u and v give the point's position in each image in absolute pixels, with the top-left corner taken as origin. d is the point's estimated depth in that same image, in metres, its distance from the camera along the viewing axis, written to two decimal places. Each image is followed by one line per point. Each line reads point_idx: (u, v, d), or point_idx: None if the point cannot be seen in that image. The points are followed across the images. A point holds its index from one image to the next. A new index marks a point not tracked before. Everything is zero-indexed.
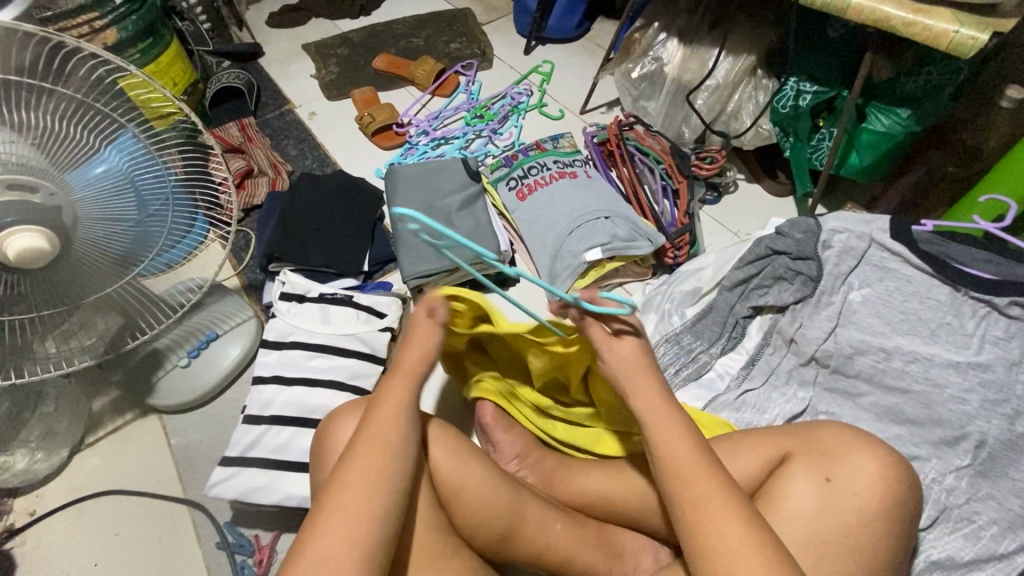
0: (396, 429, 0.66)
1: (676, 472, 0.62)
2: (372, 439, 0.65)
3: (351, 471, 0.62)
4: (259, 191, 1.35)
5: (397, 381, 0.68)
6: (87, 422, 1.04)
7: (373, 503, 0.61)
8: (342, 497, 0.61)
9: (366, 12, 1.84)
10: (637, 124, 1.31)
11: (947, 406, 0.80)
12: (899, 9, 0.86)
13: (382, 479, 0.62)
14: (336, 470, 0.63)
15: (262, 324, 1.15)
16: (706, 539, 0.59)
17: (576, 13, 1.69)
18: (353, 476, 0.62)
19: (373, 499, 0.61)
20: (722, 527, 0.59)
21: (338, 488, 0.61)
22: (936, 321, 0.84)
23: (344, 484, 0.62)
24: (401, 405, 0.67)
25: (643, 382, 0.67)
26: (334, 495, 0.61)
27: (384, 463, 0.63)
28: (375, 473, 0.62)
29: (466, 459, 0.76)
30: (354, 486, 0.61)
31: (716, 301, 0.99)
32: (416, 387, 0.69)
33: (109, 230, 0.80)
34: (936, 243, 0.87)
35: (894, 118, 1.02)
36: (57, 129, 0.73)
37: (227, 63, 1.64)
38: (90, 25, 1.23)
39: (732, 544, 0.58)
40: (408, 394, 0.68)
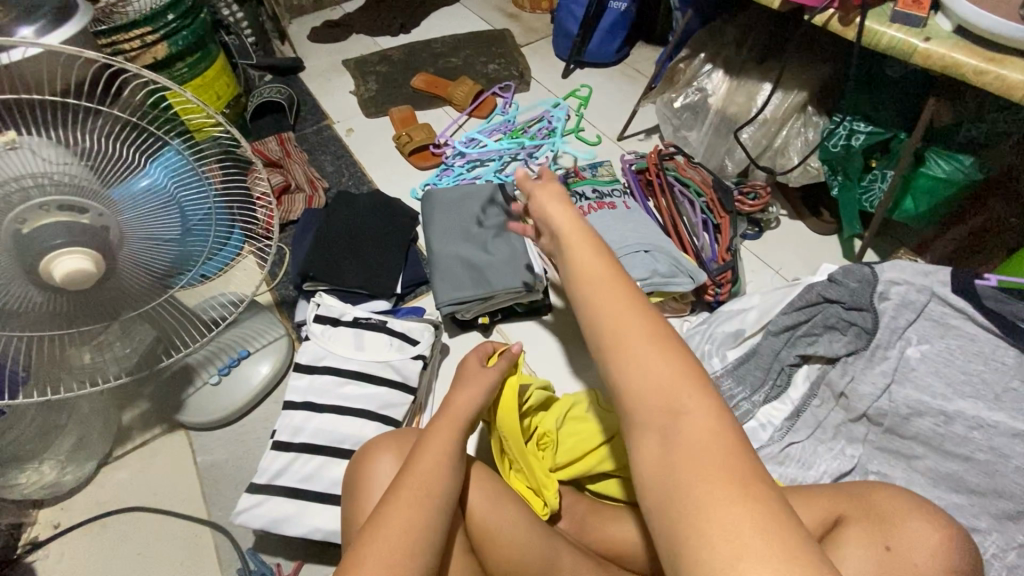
0: (443, 471, 0.65)
1: (639, 394, 0.53)
2: (419, 476, 0.64)
3: (396, 511, 0.60)
4: (295, 207, 1.35)
5: (444, 429, 0.69)
6: (115, 434, 1.04)
7: (421, 548, 0.59)
8: (386, 540, 0.58)
9: (406, 29, 1.85)
10: (678, 155, 1.28)
11: (1013, 478, 0.75)
12: (971, 56, 0.83)
13: (426, 525, 0.60)
14: (377, 513, 0.61)
15: (293, 343, 1.14)
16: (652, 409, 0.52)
17: (616, 38, 1.67)
18: (397, 518, 0.60)
19: (417, 546, 0.59)
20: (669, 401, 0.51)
21: (379, 534, 0.58)
22: (1001, 386, 0.79)
23: (387, 524, 0.59)
24: (448, 447, 0.68)
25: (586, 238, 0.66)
26: (375, 542, 0.58)
27: (432, 506, 0.62)
28: (419, 514, 0.60)
29: (499, 508, 0.75)
30: (397, 527, 0.59)
31: (760, 346, 0.95)
32: (460, 433, 0.71)
33: (152, 248, 0.80)
34: (1003, 301, 0.81)
35: (956, 165, 0.97)
36: (106, 150, 0.73)
37: (269, 77, 1.67)
38: (142, 39, 1.25)
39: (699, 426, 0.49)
40: (454, 439, 0.69)
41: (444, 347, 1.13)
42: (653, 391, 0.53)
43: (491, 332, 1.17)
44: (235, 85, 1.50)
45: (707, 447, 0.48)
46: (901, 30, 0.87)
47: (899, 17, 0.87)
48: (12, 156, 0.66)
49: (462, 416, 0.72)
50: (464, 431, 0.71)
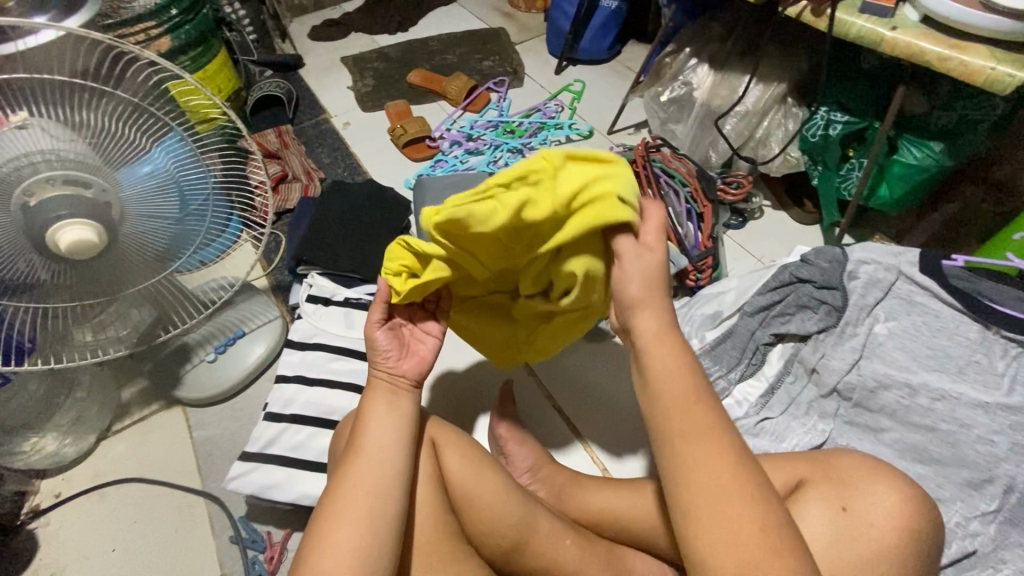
0: (394, 429, 0.70)
1: (683, 458, 0.57)
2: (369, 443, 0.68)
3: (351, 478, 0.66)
4: (292, 196, 1.39)
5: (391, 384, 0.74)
6: (115, 410, 1.08)
7: (380, 506, 0.64)
8: (347, 502, 0.64)
9: (403, 28, 1.90)
10: (664, 146, 1.32)
11: (975, 447, 0.79)
12: (935, 44, 0.87)
13: (385, 477, 0.66)
14: (340, 474, 0.67)
15: (287, 324, 1.17)
16: (681, 445, 0.58)
17: (608, 35, 1.71)
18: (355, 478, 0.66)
19: (378, 496, 0.65)
20: (700, 463, 0.56)
21: (343, 492, 0.65)
22: (965, 360, 0.83)
23: (348, 491, 0.65)
24: (395, 404, 0.72)
25: (650, 300, 0.63)
26: (340, 500, 0.64)
27: (383, 464, 0.67)
28: (376, 471, 0.66)
29: (473, 460, 0.78)
30: (356, 486, 0.65)
31: (737, 326, 0.97)
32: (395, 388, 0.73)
33: (150, 227, 0.84)
34: (966, 278, 0.85)
35: (926, 152, 1.01)
36: (112, 130, 0.76)
37: (270, 73, 1.72)
38: (146, 33, 1.30)
39: (707, 471, 0.56)
40: (388, 400, 0.72)
41: None
42: (694, 456, 0.57)
43: None
44: (235, 79, 1.54)
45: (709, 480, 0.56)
46: (869, 20, 0.91)
47: (868, 8, 0.92)
48: (23, 133, 0.69)
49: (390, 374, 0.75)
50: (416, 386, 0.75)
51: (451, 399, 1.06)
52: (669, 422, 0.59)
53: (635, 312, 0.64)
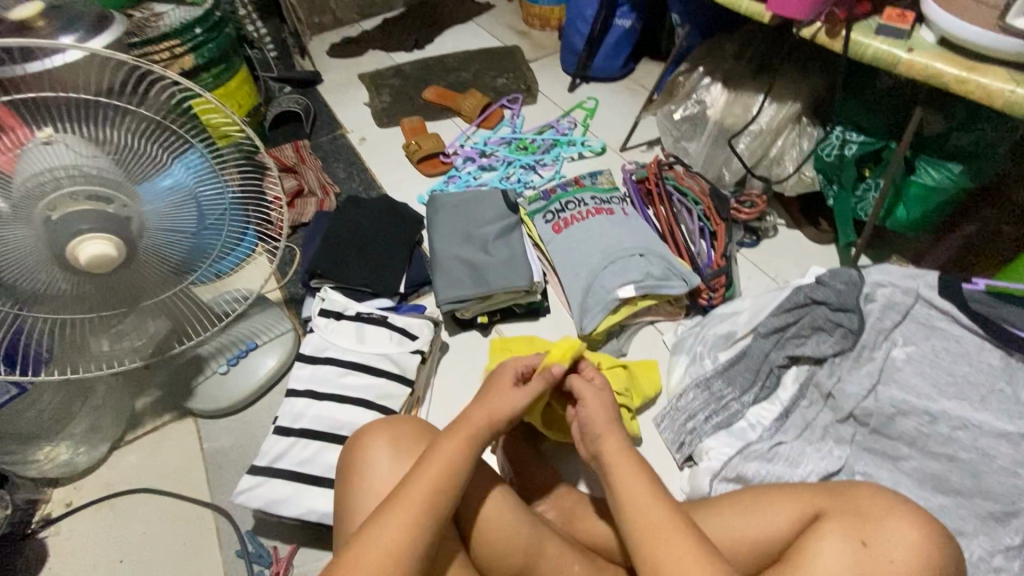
0: (439, 494, 0.66)
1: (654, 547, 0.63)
2: (416, 487, 0.65)
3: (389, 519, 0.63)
4: (307, 210, 1.41)
5: (453, 442, 0.69)
6: (128, 420, 1.09)
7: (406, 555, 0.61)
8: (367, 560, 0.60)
9: (419, 45, 1.93)
10: (677, 164, 1.32)
11: (997, 478, 0.77)
12: (952, 67, 0.86)
13: (414, 543, 0.62)
14: (370, 522, 0.63)
15: (299, 337, 1.18)
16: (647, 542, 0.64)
17: (621, 54, 1.72)
18: (385, 533, 0.62)
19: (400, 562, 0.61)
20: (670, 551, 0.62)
21: (367, 546, 0.61)
22: (988, 387, 0.82)
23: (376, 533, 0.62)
24: (449, 467, 0.67)
25: (608, 427, 0.75)
26: (362, 553, 0.60)
27: (421, 528, 0.63)
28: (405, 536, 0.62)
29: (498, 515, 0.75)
30: (383, 545, 0.61)
31: (750, 348, 0.97)
32: (472, 443, 0.71)
33: (170, 241, 0.85)
34: (988, 303, 0.84)
35: (945, 173, 0.99)
36: (135, 146, 0.78)
37: (288, 89, 1.75)
38: (170, 51, 1.34)
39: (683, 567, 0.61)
40: (443, 461, 0.68)
41: (443, 344, 1.17)
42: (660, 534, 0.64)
43: (490, 331, 1.19)
44: (255, 95, 1.58)
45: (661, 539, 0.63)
46: (884, 42, 0.91)
47: (884, 29, 0.91)
48: (47, 150, 0.71)
49: (481, 424, 0.73)
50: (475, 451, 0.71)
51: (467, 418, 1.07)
52: (628, 522, 0.66)
53: (600, 437, 0.74)
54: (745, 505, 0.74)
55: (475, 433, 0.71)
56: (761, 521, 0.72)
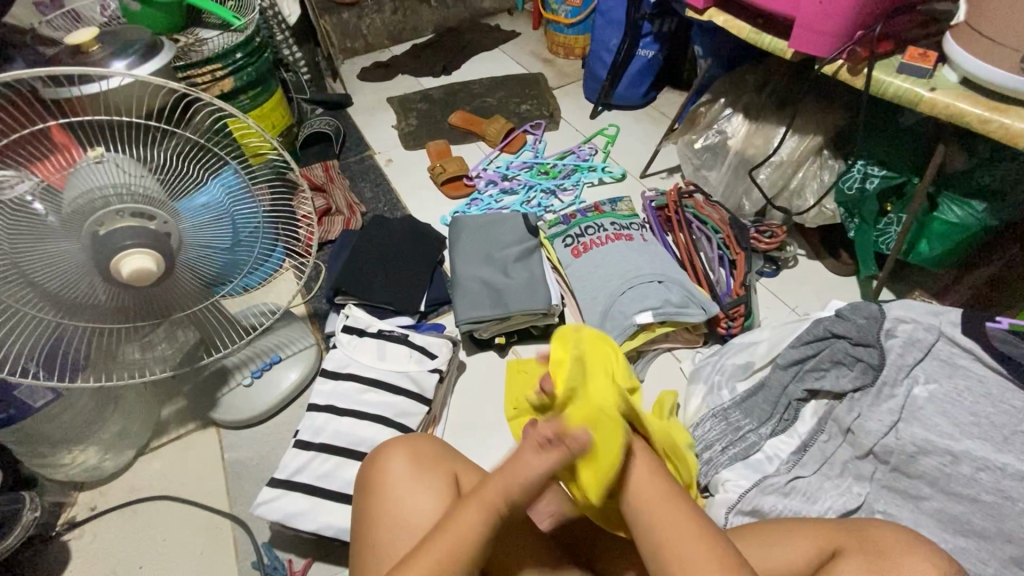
0: (455, 563, 0.62)
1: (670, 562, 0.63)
2: (433, 554, 0.62)
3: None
4: (334, 228, 1.45)
5: (472, 506, 0.65)
6: (154, 427, 1.13)
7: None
8: None
9: (447, 71, 1.99)
10: (697, 193, 1.33)
11: (1021, 522, 0.75)
12: (975, 106, 0.87)
13: None
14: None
15: (321, 352, 1.21)
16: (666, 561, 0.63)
17: (643, 83, 1.76)
18: None
19: None
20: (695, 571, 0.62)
21: None
22: (1009, 429, 0.79)
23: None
24: (468, 534, 0.63)
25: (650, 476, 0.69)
26: None
27: None
28: None
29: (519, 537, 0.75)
30: None
31: (769, 379, 0.97)
32: (492, 509, 0.65)
33: (203, 255, 0.89)
34: (1013, 343, 0.82)
35: (968, 211, 0.99)
36: (174, 165, 0.82)
37: (320, 111, 1.82)
38: (212, 74, 1.40)
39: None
40: (464, 523, 0.64)
41: (461, 363, 1.19)
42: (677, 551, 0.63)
43: (507, 353, 1.21)
44: (289, 116, 1.64)
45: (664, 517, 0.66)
46: (908, 81, 0.92)
47: (906, 68, 0.92)
48: (96, 168, 0.75)
49: (499, 494, 0.65)
50: (496, 519, 0.65)
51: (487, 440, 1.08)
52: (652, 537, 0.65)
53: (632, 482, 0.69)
54: (765, 538, 0.72)
55: (496, 499, 0.65)
56: (780, 555, 0.70)
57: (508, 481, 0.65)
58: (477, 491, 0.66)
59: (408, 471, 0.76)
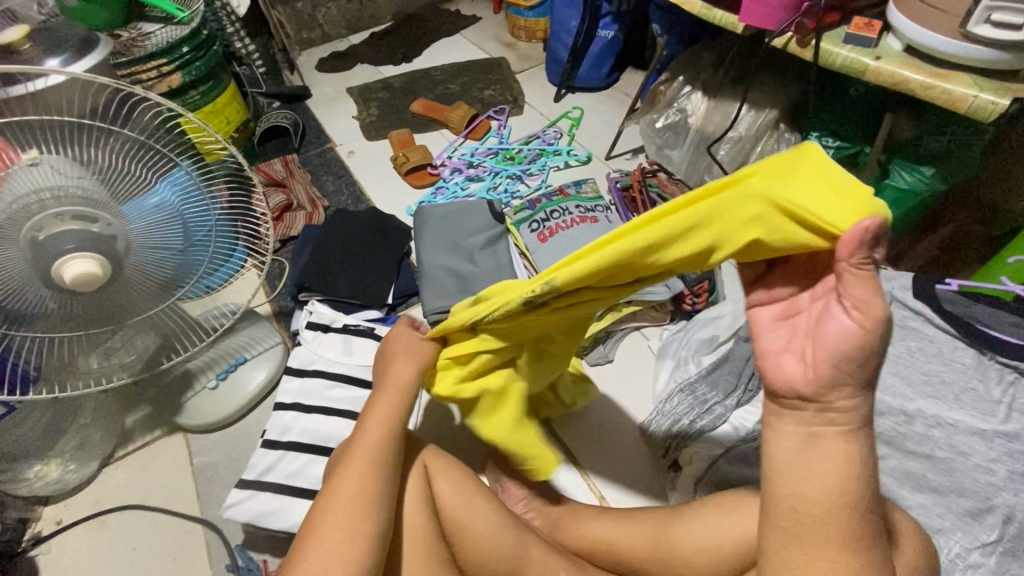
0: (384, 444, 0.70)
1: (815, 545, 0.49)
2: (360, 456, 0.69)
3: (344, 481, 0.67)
4: (296, 224, 1.42)
5: (387, 393, 0.72)
6: (119, 436, 1.10)
7: (365, 512, 0.65)
8: (335, 510, 0.65)
9: (407, 58, 1.96)
10: (661, 171, 1.33)
11: (972, 475, 0.77)
12: (918, 73, 0.89)
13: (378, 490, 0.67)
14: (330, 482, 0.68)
15: (288, 350, 1.19)
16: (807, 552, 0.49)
17: (605, 64, 1.75)
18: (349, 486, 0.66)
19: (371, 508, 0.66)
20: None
21: (330, 503, 0.65)
22: (960, 386, 0.82)
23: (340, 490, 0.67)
24: (389, 416, 0.72)
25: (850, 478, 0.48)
26: (326, 515, 0.64)
27: (373, 474, 0.68)
28: (367, 485, 0.67)
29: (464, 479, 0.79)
30: (346, 502, 0.65)
31: (733, 352, 1.00)
32: (401, 401, 0.73)
33: (155, 258, 0.85)
34: (960, 303, 0.85)
35: (917, 176, 1.02)
36: (119, 166, 0.79)
37: (277, 104, 1.77)
38: (158, 70, 1.35)
39: None
40: (393, 405, 0.73)
41: None
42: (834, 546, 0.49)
43: None
44: (244, 110, 1.60)
45: (823, 508, 0.48)
46: (853, 50, 0.93)
47: (852, 38, 0.94)
48: (32, 171, 0.71)
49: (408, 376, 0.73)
50: (409, 398, 0.73)
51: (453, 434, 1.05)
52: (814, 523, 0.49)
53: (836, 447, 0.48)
54: (727, 507, 0.75)
55: (406, 382, 0.73)
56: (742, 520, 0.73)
57: (410, 367, 0.73)
58: (384, 382, 0.74)
59: None
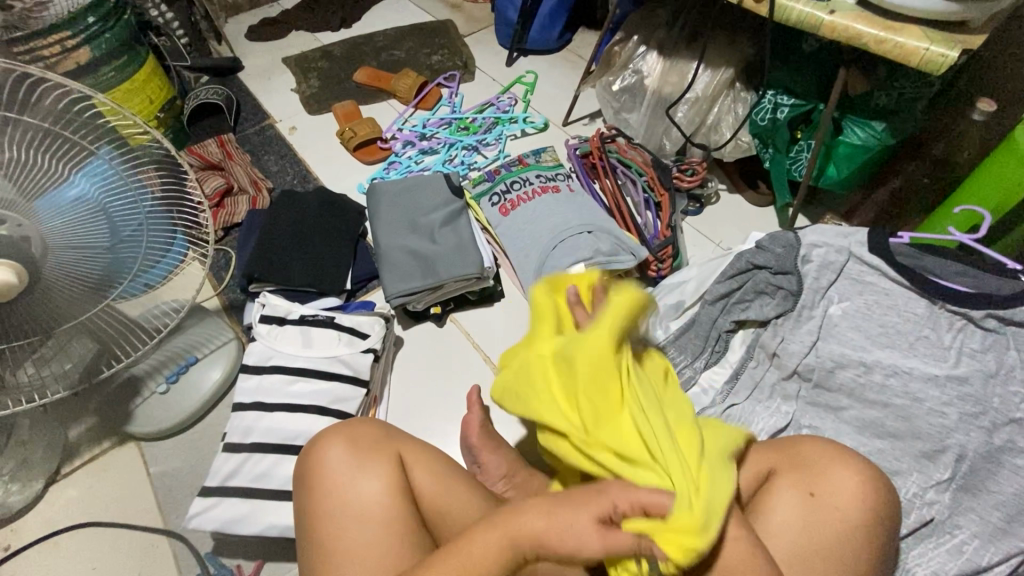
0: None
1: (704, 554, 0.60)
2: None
3: None
4: (239, 210, 1.33)
5: (500, 531, 0.63)
6: (63, 451, 1.02)
7: None
8: None
9: (346, 24, 1.83)
10: (619, 136, 1.31)
11: (926, 419, 0.82)
12: (871, 27, 0.88)
13: None
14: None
15: (244, 345, 1.12)
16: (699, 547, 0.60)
17: (557, 24, 1.68)
18: None
19: None
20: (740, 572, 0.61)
21: None
22: (914, 335, 0.86)
23: None
24: (501, 548, 0.63)
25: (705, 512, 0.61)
26: None
27: None
28: None
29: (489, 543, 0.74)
30: None
31: (699, 316, 0.99)
32: (515, 541, 0.63)
33: (79, 255, 0.74)
34: (912, 256, 0.88)
35: (869, 131, 1.04)
36: (23, 159, 0.70)
37: (205, 79, 1.62)
38: (62, 44, 1.21)
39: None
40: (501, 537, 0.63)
41: (397, 339, 1.14)
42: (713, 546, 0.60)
43: (445, 322, 1.17)
44: (168, 88, 1.46)
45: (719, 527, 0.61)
46: (808, 4, 0.92)
47: None
48: None
49: (535, 523, 0.63)
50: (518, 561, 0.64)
51: (437, 417, 1.05)
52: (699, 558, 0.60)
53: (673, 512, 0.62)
54: None
55: (538, 535, 0.63)
56: None
57: (544, 518, 0.63)
58: (510, 515, 0.64)
59: (374, 480, 0.71)
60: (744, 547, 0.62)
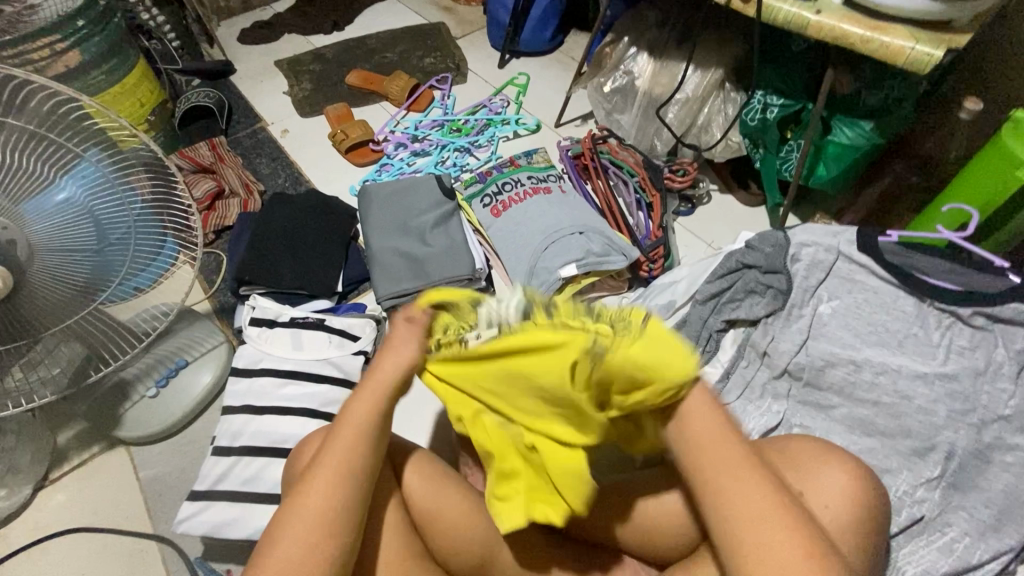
0: (354, 459, 0.62)
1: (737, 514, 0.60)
2: (333, 470, 0.61)
3: (317, 490, 0.60)
4: (230, 212, 1.32)
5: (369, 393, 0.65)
6: (51, 456, 1.01)
7: (335, 535, 0.59)
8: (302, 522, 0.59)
9: (338, 26, 1.83)
10: (610, 137, 1.31)
11: (915, 417, 0.82)
12: (858, 27, 0.89)
13: (342, 500, 0.60)
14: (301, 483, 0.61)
15: (235, 348, 1.12)
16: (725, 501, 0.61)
17: (548, 26, 1.69)
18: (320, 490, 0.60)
19: (336, 524, 0.59)
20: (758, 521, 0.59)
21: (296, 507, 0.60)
22: (903, 333, 0.86)
23: (308, 500, 0.60)
24: (369, 418, 0.64)
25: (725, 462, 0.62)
26: (291, 520, 0.59)
27: (345, 484, 0.61)
28: (335, 494, 0.60)
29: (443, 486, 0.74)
30: (316, 510, 0.59)
31: (690, 315, 0.99)
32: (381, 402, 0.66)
33: (66, 259, 0.74)
34: (902, 255, 0.89)
35: (858, 131, 1.04)
36: (9, 162, 0.69)
37: (196, 82, 1.62)
38: (50, 47, 1.19)
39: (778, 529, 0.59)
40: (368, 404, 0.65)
41: None
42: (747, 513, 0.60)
43: None
44: (159, 91, 1.45)
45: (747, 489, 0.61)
46: (795, 5, 0.92)
47: None
48: None
49: (386, 383, 0.66)
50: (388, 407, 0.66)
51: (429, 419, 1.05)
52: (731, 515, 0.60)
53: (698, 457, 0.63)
54: None
55: (393, 379, 0.66)
56: None
57: (399, 362, 0.67)
58: (370, 377, 0.67)
59: None
60: (764, 494, 0.60)
